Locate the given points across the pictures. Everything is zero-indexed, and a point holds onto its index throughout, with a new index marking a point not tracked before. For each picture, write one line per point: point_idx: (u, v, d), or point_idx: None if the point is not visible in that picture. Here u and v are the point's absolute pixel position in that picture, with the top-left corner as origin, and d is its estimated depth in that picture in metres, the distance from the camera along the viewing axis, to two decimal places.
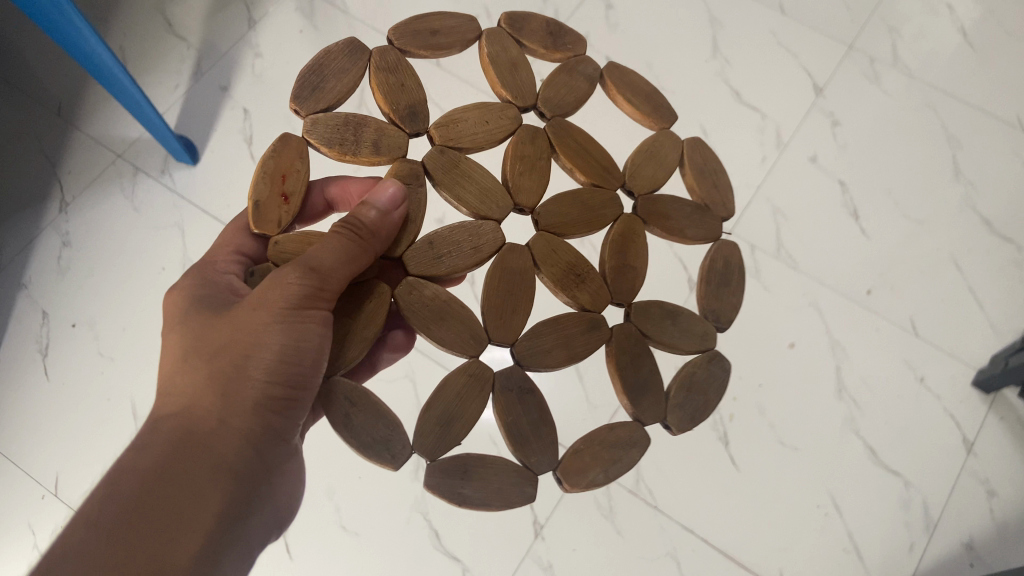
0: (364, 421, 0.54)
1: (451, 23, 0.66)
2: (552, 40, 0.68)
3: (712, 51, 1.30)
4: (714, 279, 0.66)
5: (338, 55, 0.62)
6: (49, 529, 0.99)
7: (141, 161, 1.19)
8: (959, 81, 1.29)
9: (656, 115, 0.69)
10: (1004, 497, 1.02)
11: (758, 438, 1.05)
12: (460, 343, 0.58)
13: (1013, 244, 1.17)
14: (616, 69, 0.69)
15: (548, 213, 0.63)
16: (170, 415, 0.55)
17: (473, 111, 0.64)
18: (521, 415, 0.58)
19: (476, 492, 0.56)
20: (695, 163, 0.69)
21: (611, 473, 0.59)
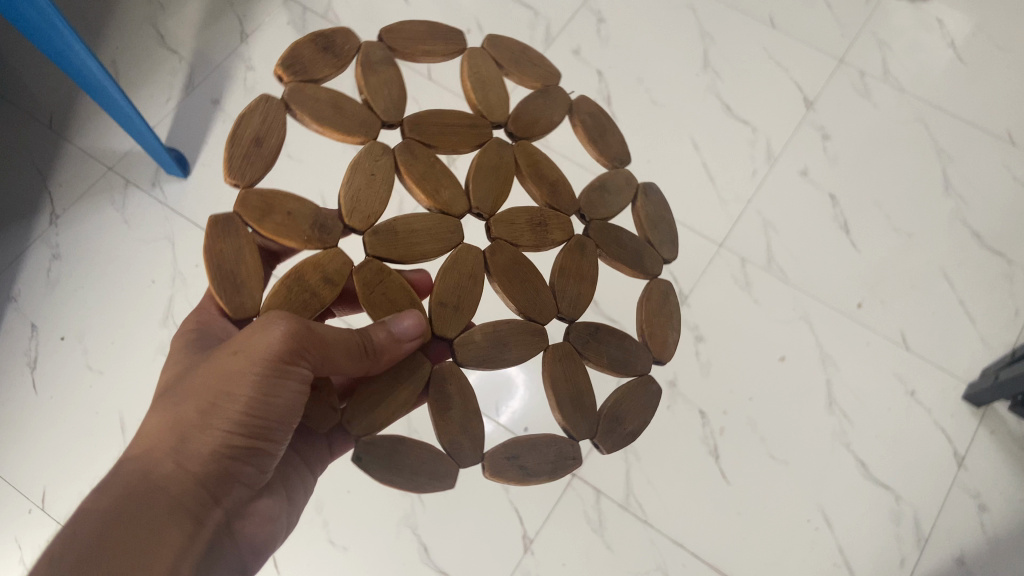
0: (532, 456, 0.59)
1: (256, 118, 0.59)
2: (332, 52, 0.63)
3: (703, 64, 1.30)
4: (595, 133, 0.70)
5: (221, 242, 0.56)
6: (37, 543, 0.99)
7: (131, 173, 1.19)
8: (949, 94, 1.29)
9: (451, 40, 0.68)
10: (995, 511, 1.02)
11: (748, 452, 1.05)
12: (530, 344, 0.62)
13: (1003, 258, 1.17)
14: (390, 32, 0.66)
15: (483, 201, 0.64)
16: (132, 454, 0.54)
17: (355, 176, 0.61)
18: (607, 350, 0.64)
19: (636, 422, 0.63)
20: (508, 58, 0.69)
21: (676, 322, 0.68)
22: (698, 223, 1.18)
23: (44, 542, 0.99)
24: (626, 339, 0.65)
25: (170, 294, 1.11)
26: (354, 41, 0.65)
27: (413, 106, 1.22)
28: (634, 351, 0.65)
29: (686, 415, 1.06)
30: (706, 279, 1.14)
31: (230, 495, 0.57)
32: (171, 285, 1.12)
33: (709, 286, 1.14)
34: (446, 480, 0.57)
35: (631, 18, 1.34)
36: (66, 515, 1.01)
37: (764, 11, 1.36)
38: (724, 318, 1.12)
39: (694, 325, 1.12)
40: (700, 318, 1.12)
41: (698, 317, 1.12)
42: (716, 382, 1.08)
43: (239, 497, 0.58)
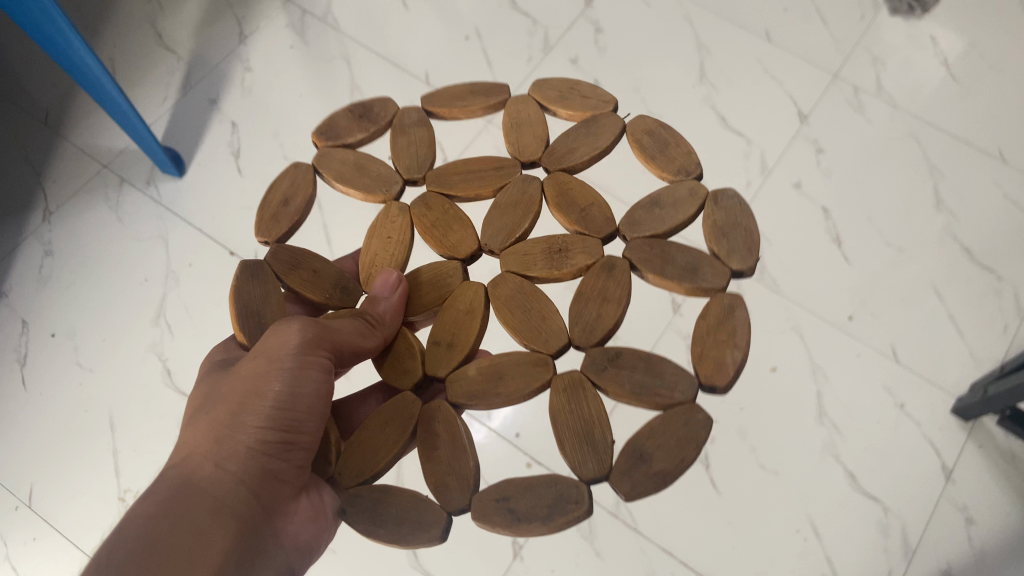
0: (523, 500, 0.59)
1: (288, 185, 0.71)
2: (367, 120, 0.75)
3: (698, 76, 1.31)
4: (654, 149, 0.71)
5: (247, 286, 0.65)
6: (23, 541, 0.99)
7: (126, 171, 1.19)
8: (941, 112, 1.31)
9: (494, 90, 0.75)
10: (982, 524, 1.02)
11: (738, 461, 1.06)
12: (533, 374, 0.64)
13: (992, 273, 1.18)
14: (429, 98, 0.75)
15: (493, 239, 0.69)
16: (175, 462, 0.59)
17: (373, 238, 0.70)
18: (630, 376, 0.63)
19: (667, 460, 0.60)
20: (551, 99, 0.75)
21: (740, 344, 0.63)
22: None
23: (30, 540, 0.99)
24: (661, 365, 0.63)
25: (163, 293, 1.11)
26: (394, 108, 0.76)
27: None
28: (671, 377, 0.63)
29: None
30: None
31: (278, 497, 0.59)
32: (164, 283, 1.11)
33: None
34: (432, 530, 0.58)
35: (628, 29, 1.35)
36: (52, 513, 1.00)
37: (760, 25, 1.37)
38: None
39: None
40: None
41: None
42: None
43: (288, 500, 0.60)
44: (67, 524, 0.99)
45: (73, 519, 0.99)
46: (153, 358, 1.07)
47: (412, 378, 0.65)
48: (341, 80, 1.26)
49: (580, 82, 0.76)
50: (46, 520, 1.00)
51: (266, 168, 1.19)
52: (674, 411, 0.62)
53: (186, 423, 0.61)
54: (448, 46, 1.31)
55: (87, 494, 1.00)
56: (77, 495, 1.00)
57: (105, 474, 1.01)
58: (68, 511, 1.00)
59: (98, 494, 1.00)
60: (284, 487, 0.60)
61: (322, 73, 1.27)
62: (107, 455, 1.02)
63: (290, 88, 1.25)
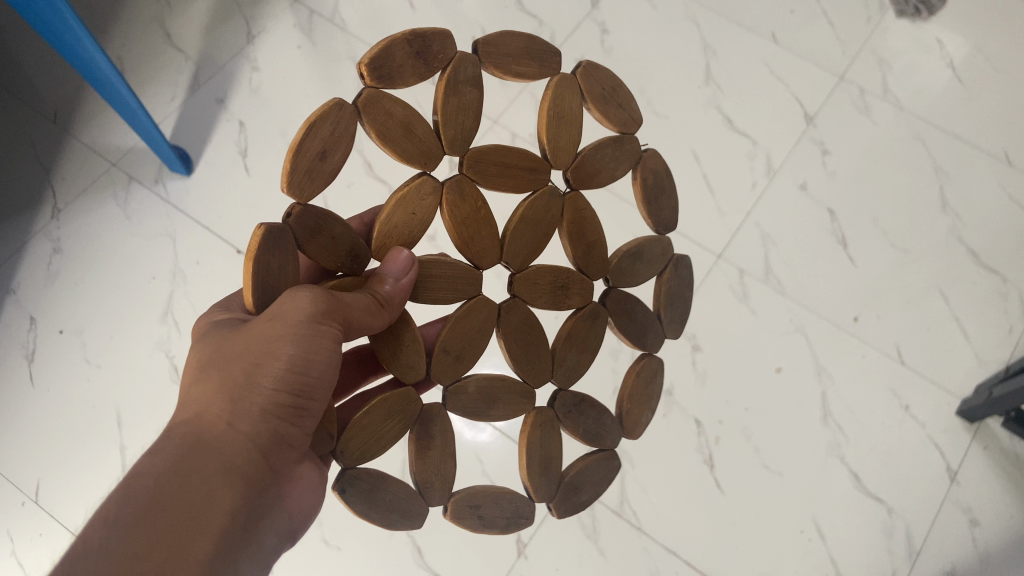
0: (488, 510, 0.65)
1: (327, 133, 0.54)
2: (424, 59, 0.57)
3: (705, 77, 1.32)
4: (652, 194, 0.70)
5: (267, 258, 0.54)
6: (30, 536, 0.99)
7: (134, 170, 1.19)
8: (947, 114, 1.31)
9: (543, 64, 0.64)
10: (987, 525, 1.02)
11: (742, 461, 1.06)
12: (517, 405, 0.67)
13: (997, 276, 1.18)
14: (487, 45, 0.60)
15: (513, 258, 0.66)
16: (185, 419, 0.57)
17: (400, 209, 0.60)
18: (585, 423, 0.68)
19: (589, 494, 0.69)
20: (596, 97, 0.66)
21: (652, 406, 0.72)
22: (696, 234, 1.19)
23: (36, 535, 0.99)
24: (608, 416, 0.69)
25: (170, 291, 1.11)
26: (451, 48, 0.58)
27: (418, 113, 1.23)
28: (611, 428, 0.69)
29: (682, 424, 1.07)
30: (704, 289, 1.15)
31: (284, 459, 0.58)
32: (172, 281, 1.12)
33: (707, 296, 1.15)
34: (415, 519, 0.62)
35: (634, 30, 1.35)
36: (60, 508, 1.00)
37: (766, 27, 1.37)
38: (720, 327, 1.13)
39: (692, 336, 1.12)
40: (697, 328, 1.13)
41: (696, 329, 1.13)
42: (711, 391, 1.09)
43: (293, 461, 0.59)
44: (74, 518, 1.00)
45: (80, 514, 1.00)
46: (160, 355, 1.08)
47: (415, 376, 0.63)
48: (348, 81, 1.26)
49: (621, 83, 0.68)
50: (52, 515, 1.00)
51: (274, 168, 1.20)
52: (601, 454, 0.69)
53: (193, 373, 0.58)
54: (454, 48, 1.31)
55: (95, 489, 1.01)
56: (85, 490, 1.01)
57: (112, 469, 1.02)
58: (76, 506, 1.00)
59: (105, 489, 1.01)
60: (290, 450, 0.58)
61: (329, 73, 1.27)
62: (115, 451, 1.03)
63: (297, 89, 1.26)
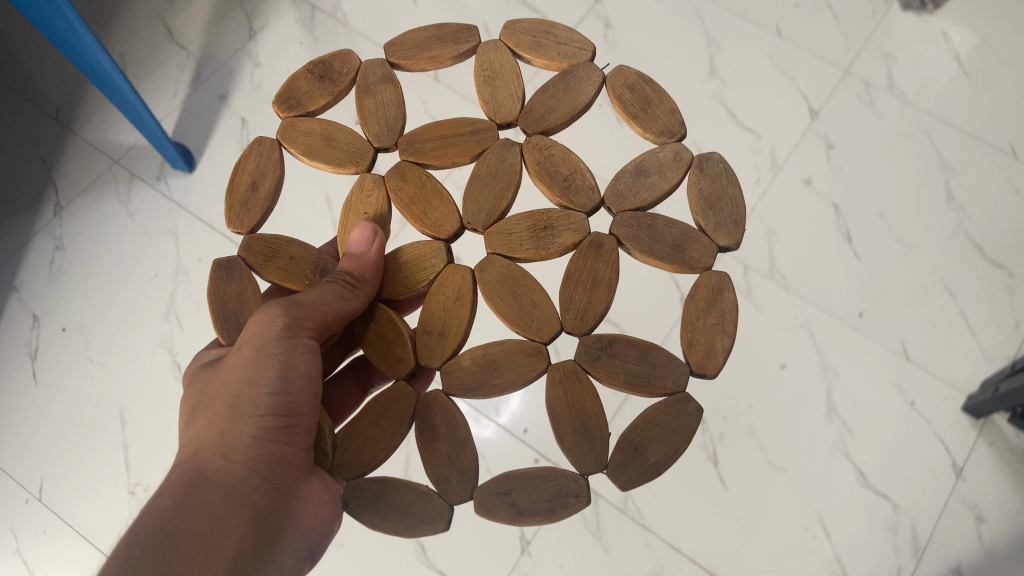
0: (525, 497, 0.61)
1: (254, 163, 0.69)
2: (326, 79, 0.71)
3: (708, 71, 1.31)
4: (635, 107, 0.70)
5: (224, 287, 0.65)
6: (34, 534, 0.99)
7: (136, 167, 1.19)
8: (953, 108, 1.30)
9: (462, 40, 0.73)
10: (993, 522, 1.02)
11: (747, 458, 1.05)
12: (527, 366, 0.64)
13: (1003, 271, 1.17)
14: (391, 50, 0.73)
15: (475, 216, 0.68)
16: (183, 458, 0.60)
17: (348, 214, 0.68)
18: (623, 367, 0.64)
19: (661, 452, 0.62)
20: (525, 46, 0.72)
21: (727, 325, 0.65)
22: None
23: (40, 532, 0.99)
24: (653, 353, 0.65)
25: (173, 288, 1.11)
26: (356, 65, 0.72)
27: (420, 107, 1.22)
28: (663, 366, 0.64)
29: None
30: None
31: (290, 481, 0.60)
32: (175, 278, 1.12)
33: None
34: (436, 521, 0.60)
35: (638, 25, 1.34)
36: (63, 506, 1.00)
37: (770, 20, 1.36)
38: None
39: None
40: None
41: None
42: (716, 388, 1.09)
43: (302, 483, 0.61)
44: (78, 518, 1.00)
45: (84, 513, 1.00)
46: (163, 352, 1.08)
47: (406, 369, 0.64)
48: None
49: (553, 24, 0.73)
50: (55, 513, 1.00)
51: None
52: (665, 402, 0.64)
53: (190, 416, 0.62)
54: None
55: (99, 488, 1.01)
56: (88, 488, 1.01)
57: (116, 468, 1.02)
58: (80, 505, 1.00)
59: (109, 488, 1.01)
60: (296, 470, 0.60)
61: None
62: (118, 450, 1.03)
63: None
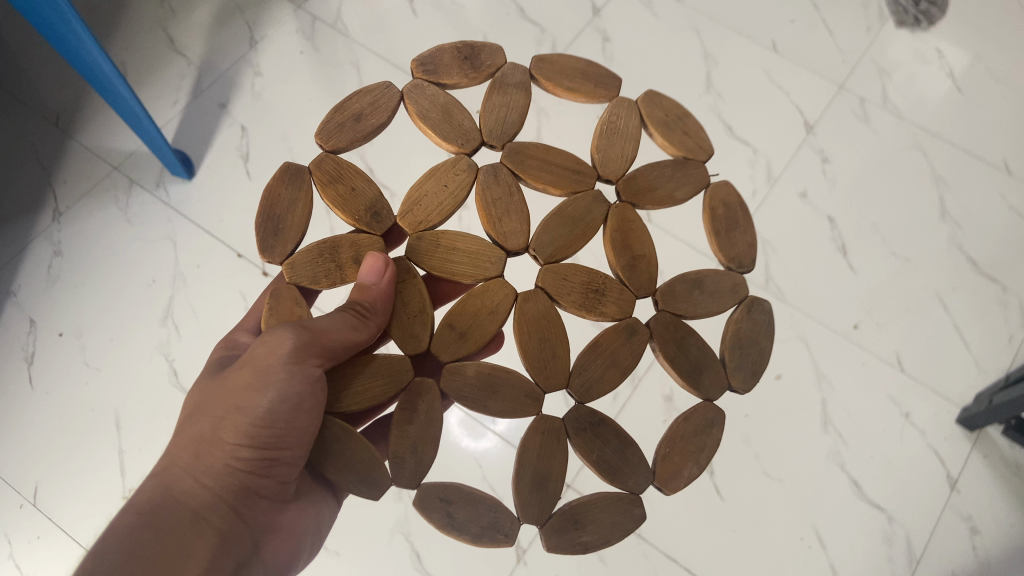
0: (463, 514, 0.62)
1: (370, 100, 0.69)
2: (469, 63, 0.71)
3: (705, 85, 1.32)
4: (722, 225, 0.71)
5: (280, 188, 0.66)
6: (28, 539, 0.99)
7: (136, 174, 1.20)
8: (948, 124, 1.31)
9: (602, 90, 0.73)
10: (987, 535, 1.02)
11: (742, 467, 1.05)
12: (521, 404, 0.65)
13: (998, 285, 1.18)
14: (541, 62, 0.73)
15: (542, 247, 0.68)
16: (160, 469, 0.62)
17: (430, 179, 0.68)
18: (599, 448, 0.65)
19: (592, 535, 0.63)
20: (656, 119, 0.72)
21: (702, 461, 0.66)
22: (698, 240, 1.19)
23: (34, 537, 0.99)
24: (630, 448, 0.65)
25: (171, 295, 1.12)
26: (504, 65, 0.73)
27: None
28: (634, 465, 0.65)
29: None
30: None
31: (259, 508, 0.61)
32: (172, 285, 1.12)
33: None
34: (372, 490, 0.61)
35: (636, 38, 1.36)
36: (58, 511, 1.00)
37: (767, 35, 1.38)
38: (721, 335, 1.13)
39: None
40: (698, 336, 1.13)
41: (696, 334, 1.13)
42: None
43: (270, 511, 0.62)
44: (73, 522, 1.00)
45: (81, 518, 1.00)
46: (160, 358, 1.08)
47: (416, 347, 0.64)
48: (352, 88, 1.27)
49: (688, 112, 0.74)
50: (50, 518, 1.00)
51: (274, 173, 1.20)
52: (618, 495, 0.65)
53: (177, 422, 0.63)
54: None
55: (96, 493, 1.01)
56: (85, 494, 1.01)
57: (111, 474, 1.02)
58: (76, 511, 1.00)
59: (105, 494, 1.01)
60: (265, 501, 0.62)
61: (331, 80, 1.28)
62: (114, 454, 1.03)
63: (299, 94, 1.26)
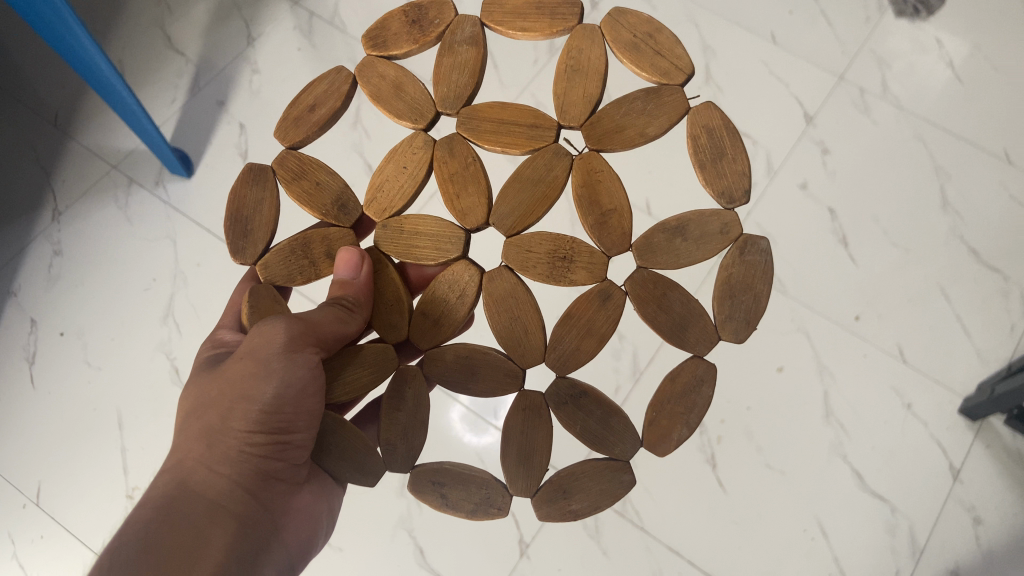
0: (455, 492, 0.65)
1: (321, 91, 0.71)
2: (416, 30, 0.72)
3: (704, 78, 1.33)
4: (709, 154, 0.69)
5: (246, 190, 0.70)
6: (32, 539, 0.99)
7: (135, 172, 1.20)
8: (948, 114, 1.31)
9: (559, 23, 0.71)
10: (990, 524, 1.02)
11: (744, 459, 1.05)
12: (499, 382, 0.67)
13: (999, 274, 1.18)
14: (488, 11, 0.72)
15: (502, 220, 0.68)
16: (170, 466, 0.60)
17: (391, 163, 0.70)
18: (583, 419, 0.66)
19: (582, 502, 0.65)
20: (621, 48, 0.71)
21: (692, 420, 0.67)
22: None
23: (37, 537, 0.99)
24: (614, 417, 0.67)
25: (171, 293, 1.11)
26: (452, 20, 0.72)
27: None
28: (619, 433, 0.66)
29: None
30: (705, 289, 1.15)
31: (274, 493, 0.61)
32: (172, 283, 1.12)
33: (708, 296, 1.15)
34: (367, 477, 0.64)
35: None
36: (61, 511, 1.00)
37: (766, 26, 1.37)
38: None
39: None
40: None
41: None
42: None
43: (285, 496, 0.62)
44: (77, 521, 1.00)
45: (84, 518, 1.00)
46: (161, 356, 1.08)
47: (397, 335, 0.67)
48: None
49: (660, 27, 0.71)
50: (53, 518, 1.00)
51: None
52: (607, 463, 0.66)
53: (177, 422, 0.62)
54: None
55: (99, 492, 1.01)
56: (88, 493, 1.01)
57: (115, 473, 1.02)
58: (79, 510, 1.00)
59: (109, 492, 1.01)
60: (281, 484, 0.62)
61: None
62: (117, 453, 1.03)
63: (296, 90, 1.26)
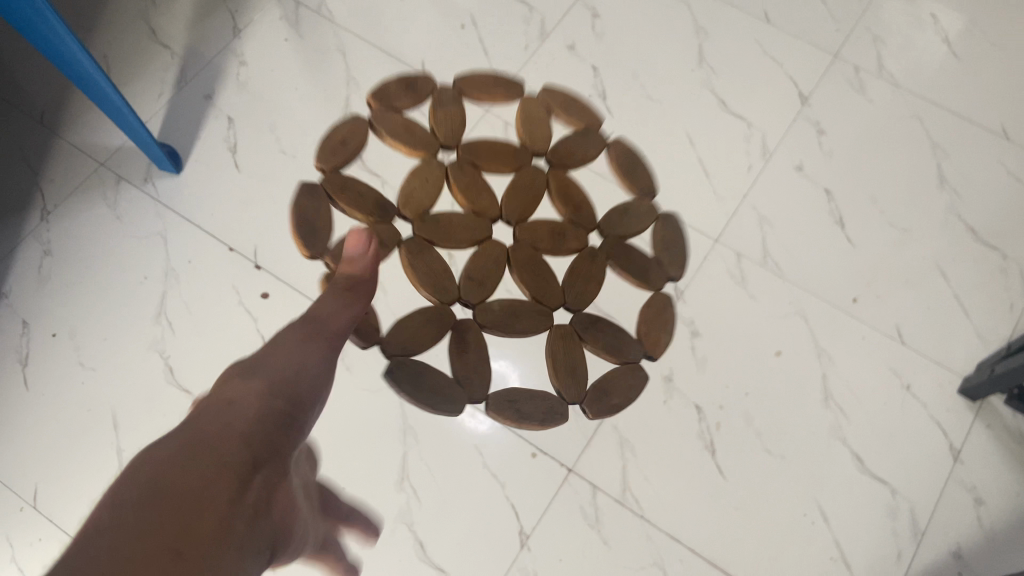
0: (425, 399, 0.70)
1: (345, 128, 0.80)
2: (412, 89, 0.84)
3: (698, 60, 1.31)
4: (625, 169, 0.87)
5: (305, 202, 0.76)
6: (28, 542, 0.98)
7: (123, 169, 1.19)
8: (944, 91, 1.29)
9: (510, 92, 0.86)
10: (992, 505, 1.01)
11: (743, 445, 1.05)
12: (535, 322, 0.78)
13: (998, 253, 1.17)
14: (459, 81, 0.86)
15: (513, 211, 0.82)
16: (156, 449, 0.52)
17: (413, 179, 0.80)
18: (532, 415, 0.73)
19: (527, 403, 0.74)
20: (557, 105, 0.87)
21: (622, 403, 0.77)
22: (694, 219, 1.19)
23: (35, 540, 0.98)
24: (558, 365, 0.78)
25: (163, 291, 1.11)
26: (434, 86, 0.85)
27: None
28: (563, 375, 0.77)
29: (682, 410, 1.06)
30: (701, 274, 1.15)
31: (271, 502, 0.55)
32: (164, 281, 1.11)
33: (704, 281, 1.14)
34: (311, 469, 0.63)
35: (624, 15, 1.35)
36: (59, 513, 1.00)
37: (758, 8, 1.37)
38: (719, 313, 1.12)
39: (691, 322, 1.12)
40: (695, 315, 1.12)
41: (693, 313, 1.12)
42: (711, 377, 1.08)
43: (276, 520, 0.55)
44: (75, 523, 0.99)
45: (81, 519, 0.99)
46: (155, 355, 1.07)
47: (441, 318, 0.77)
48: (341, 75, 1.27)
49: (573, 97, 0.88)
50: (52, 520, 0.99)
51: (264, 164, 1.19)
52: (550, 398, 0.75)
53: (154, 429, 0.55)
54: (444, 35, 1.31)
55: (96, 493, 1.00)
56: (86, 495, 1.00)
57: (111, 474, 1.01)
58: (77, 512, 1.00)
59: (104, 493, 1.00)
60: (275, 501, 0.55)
61: (318, 66, 1.27)
62: (113, 454, 1.02)
63: (285, 82, 1.25)
